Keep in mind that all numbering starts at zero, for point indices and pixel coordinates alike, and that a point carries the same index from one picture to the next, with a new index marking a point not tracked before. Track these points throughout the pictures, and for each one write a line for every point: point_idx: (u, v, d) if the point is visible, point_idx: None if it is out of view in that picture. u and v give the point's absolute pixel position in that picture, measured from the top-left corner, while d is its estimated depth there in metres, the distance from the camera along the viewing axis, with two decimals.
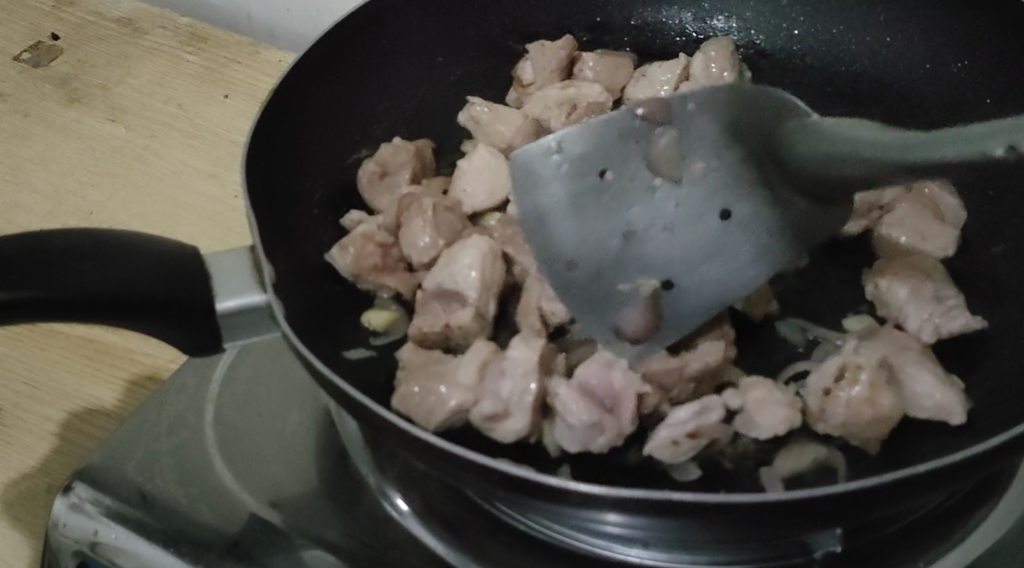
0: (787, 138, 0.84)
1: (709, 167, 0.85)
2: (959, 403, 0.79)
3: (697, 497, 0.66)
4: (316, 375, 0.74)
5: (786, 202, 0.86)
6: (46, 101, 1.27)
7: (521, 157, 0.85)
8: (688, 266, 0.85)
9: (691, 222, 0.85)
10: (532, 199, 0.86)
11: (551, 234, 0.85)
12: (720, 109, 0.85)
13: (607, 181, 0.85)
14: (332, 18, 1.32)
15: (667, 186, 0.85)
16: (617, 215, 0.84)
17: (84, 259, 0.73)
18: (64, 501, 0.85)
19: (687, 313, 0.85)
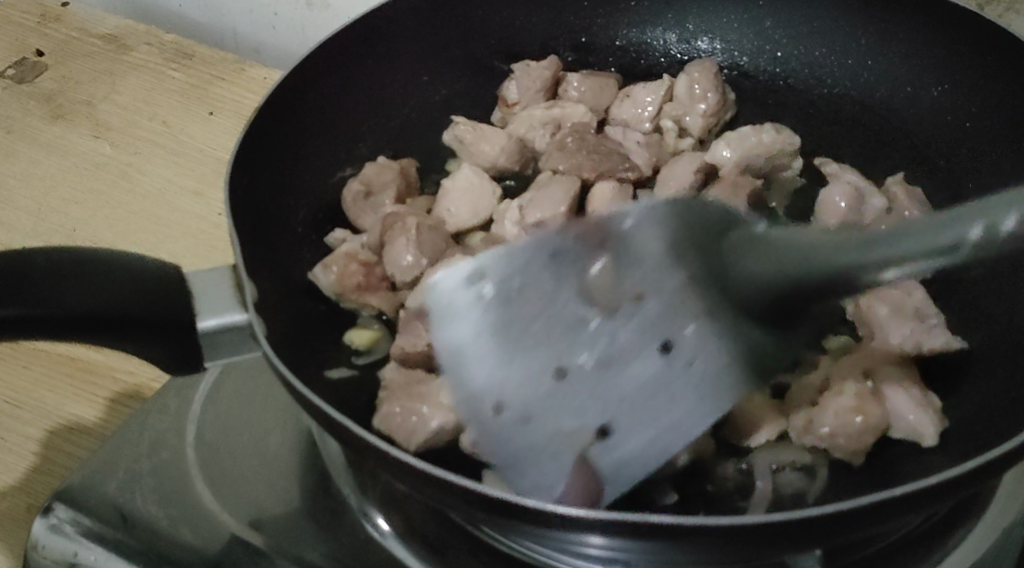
0: (731, 252, 0.79)
1: (648, 292, 0.79)
2: (928, 418, 0.79)
3: (673, 518, 0.66)
4: (297, 396, 0.74)
5: (737, 328, 0.78)
6: (30, 117, 1.27)
7: (439, 285, 0.83)
8: (638, 415, 0.77)
9: (631, 352, 0.78)
10: (453, 332, 0.82)
11: (467, 375, 0.80)
12: (665, 225, 0.81)
13: (526, 298, 0.80)
14: (317, 37, 1.32)
15: (602, 318, 0.78)
16: (545, 348, 0.78)
17: (65, 276, 0.73)
18: (43, 521, 0.85)
19: (634, 455, 0.76)
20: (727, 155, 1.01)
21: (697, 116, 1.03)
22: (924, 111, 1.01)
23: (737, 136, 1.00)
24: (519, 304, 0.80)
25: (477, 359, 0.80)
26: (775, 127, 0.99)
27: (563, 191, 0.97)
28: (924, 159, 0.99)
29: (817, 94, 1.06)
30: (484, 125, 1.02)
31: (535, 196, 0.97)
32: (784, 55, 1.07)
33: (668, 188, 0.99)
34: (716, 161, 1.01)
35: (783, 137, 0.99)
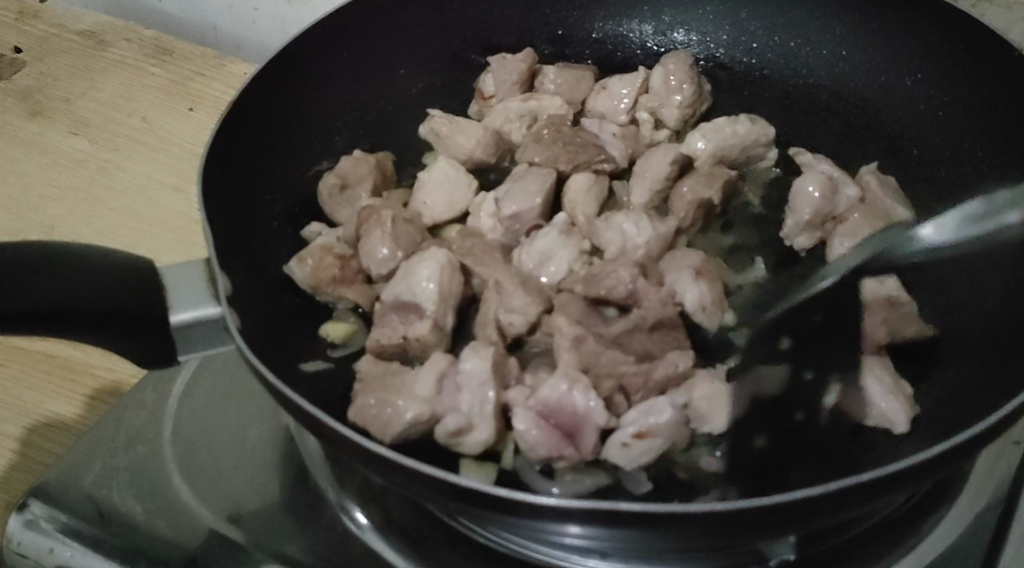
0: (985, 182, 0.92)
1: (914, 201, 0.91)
2: (898, 405, 0.81)
3: (645, 506, 0.67)
4: (271, 389, 0.74)
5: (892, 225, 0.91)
6: (8, 114, 1.27)
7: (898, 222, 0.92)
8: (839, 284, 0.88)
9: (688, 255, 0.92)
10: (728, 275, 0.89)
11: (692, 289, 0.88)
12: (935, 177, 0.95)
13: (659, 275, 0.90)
14: (296, 32, 1.32)
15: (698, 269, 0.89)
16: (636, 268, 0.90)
17: (37, 270, 0.72)
18: (19, 518, 0.85)
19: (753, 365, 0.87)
20: (703, 146, 1.00)
21: (673, 108, 1.04)
22: (898, 99, 1.01)
23: (713, 127, 0.99)
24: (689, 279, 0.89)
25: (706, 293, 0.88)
26: (751, 118, 0.99)
27: (540, 183, 0.97)
28: (897, 149, 1.00)
29: (794, 85, 1.06)
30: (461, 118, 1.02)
31: (510, 189, 0.97)
32: (760, 47, 1.08)
33: (644, 179, 0.99)
34: (692, 152, 1.00)
35: (758, 128, 0.99)
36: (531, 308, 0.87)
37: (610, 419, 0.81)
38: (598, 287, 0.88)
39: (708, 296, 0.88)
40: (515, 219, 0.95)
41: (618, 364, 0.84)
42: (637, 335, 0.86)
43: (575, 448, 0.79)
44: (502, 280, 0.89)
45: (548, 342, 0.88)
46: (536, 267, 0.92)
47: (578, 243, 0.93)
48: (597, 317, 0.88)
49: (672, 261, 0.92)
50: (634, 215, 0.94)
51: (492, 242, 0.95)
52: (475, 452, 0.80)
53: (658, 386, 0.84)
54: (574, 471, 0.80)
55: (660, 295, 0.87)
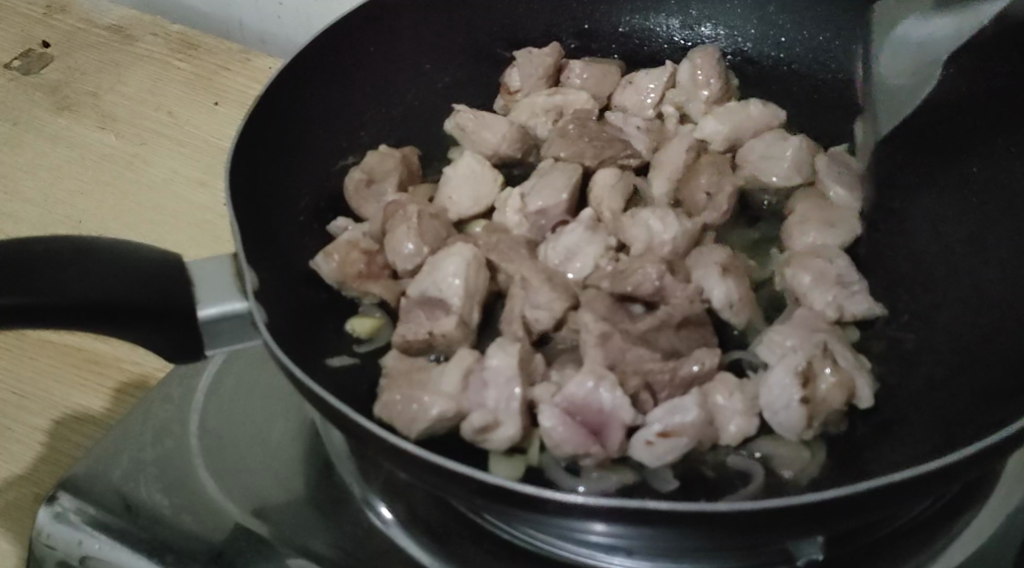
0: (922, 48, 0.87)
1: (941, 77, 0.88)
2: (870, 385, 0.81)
3: (672, 505, 0.66)
4: (297, 384, 0.74)
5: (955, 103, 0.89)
6: (37, 109, 1.27)
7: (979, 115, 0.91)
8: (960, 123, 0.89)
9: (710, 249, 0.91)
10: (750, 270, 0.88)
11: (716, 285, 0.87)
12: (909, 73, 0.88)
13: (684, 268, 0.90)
14: (320, 27, 1.32)
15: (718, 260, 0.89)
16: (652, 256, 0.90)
17: (65, 264, 0.73)
18: (48, 510, 0.85)
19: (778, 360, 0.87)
20: (717, 130, 1.01)
21: (699, 103, 1.03)
22: None
23: (726, 111, 1.01)
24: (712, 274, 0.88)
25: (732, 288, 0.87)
26: (763, 102, 1.02)
27: (566, 178, 0.96)
28: None
29: (823, 78, 1.06)
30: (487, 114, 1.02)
31: (536, 183, 0.96)
32: (789, 40, 1.07)
33: (668, 172, 0.98)
34: (706, 137, 1.01)
35: (769, 113, 1.01)
36: (557, 304, 0.87)
37: (636, 416, 0.80)
38: (625, 283, 0.88)
39: (736, 294, 0.87)
40: (541, 214, 0.95)
41: (644, 361, 0.83)
42: (663, 333, 0.85)
43: (601, 445, 0.78)
44: (528, 275, 0.89)
45: (574, 339, 0.88)
46: (562, 263, 0.92)
47: (604, 239, 0.93)
48: (623, 314, 0.88)
49: (698, 257, 0.91)
50: (660, 212, 0.93)
51: (518, 237, 0.95)
52: (501, 448, 0.80)
53: (686, 383, 0.83)
54: (599, 468, 0.80)
55: (688, 292, 0.87)
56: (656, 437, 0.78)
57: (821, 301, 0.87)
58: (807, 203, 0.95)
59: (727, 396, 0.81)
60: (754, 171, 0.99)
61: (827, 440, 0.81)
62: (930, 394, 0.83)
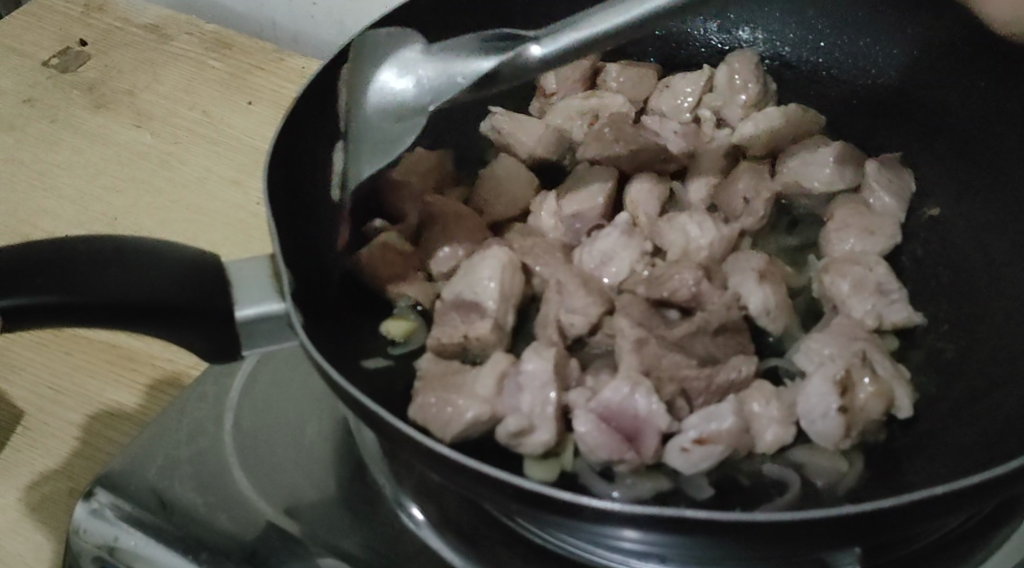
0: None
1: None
2: (906, 394, 0.81)
3: (708, 513, 0.66)
4: (333, 385, 0.74)
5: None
6: (74, 107, 1.28)
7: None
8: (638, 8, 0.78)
9: (748, 254, 0.91)
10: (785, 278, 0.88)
11: (756, 292, 0.86)
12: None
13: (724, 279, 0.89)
14: (355, 28, 1.32)
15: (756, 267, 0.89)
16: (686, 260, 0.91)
17: (107, 264, 0.74)
18: (85, 506, 0.85)
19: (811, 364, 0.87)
20: (755, 132, 1.00)
21: (737, 107, 1.02)
22: (972, 103, 0.99)
23: (765, 115, 1.00)
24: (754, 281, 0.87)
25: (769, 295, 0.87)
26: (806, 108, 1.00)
27: (602, 183, 0.97)
28: (968, 154, 0.97)
29: (861, 84, 1.05)
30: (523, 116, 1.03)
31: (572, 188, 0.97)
32: (828, 45, 1.06)
33: (700, 176, 0.99)
34: (743, 140, 1.00)
35: (811, 119, 1.00)
36: (592, 309, 0.87)
37: (672, 423, 0.80)
38: (661, 289, 0.88)
39: (774, 302, 0.87)
40: (576, 219, 0.96)
41: (679, 367, 0.83)
42: (699, 339, 0.85)
43: (636, 451, 0.78)
44: (564, 279, 0.89)
45: (609, 344, 0.88)
46: (599, 267, 0.92)
47: (640, 244, 0.93)
48: (659, 319, 0.87)
49: (735, 262, 0.91)
50: (697, 217, 0.93)
51: (553, 241, 0.94)
52: (535, 453, 0.79)
53: (721, 390, 0.83)
54: (634, 474, 0.79)
55: (725, 299, 0.87)
56: (692, 444, 0.78)
57: (860, 310, 0.86)
58: (845, 210, 0.95)
59: (763, 404, 0.81)
60: (793, 176, 0.98)
61: (864, 448, 0.81)
62: (969, 406, 0.83)
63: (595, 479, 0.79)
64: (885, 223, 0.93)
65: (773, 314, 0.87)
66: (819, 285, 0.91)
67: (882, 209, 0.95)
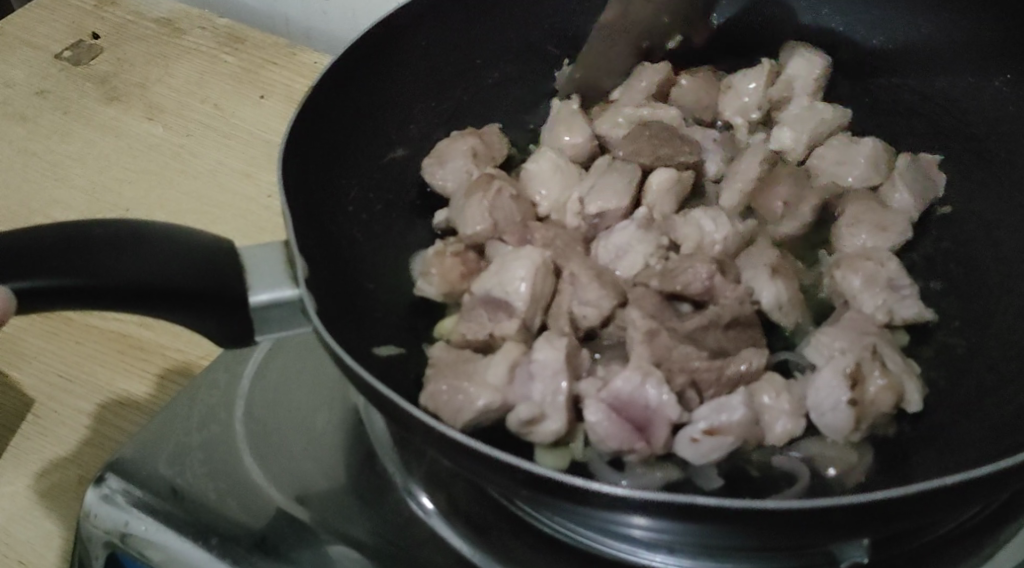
0: None
1: None
2: (915, 390, 0.81)
3: (720, 501, 0.66)
4: (346, 370, 0.74)
5: None
6: (86, 99, 1.29)
7: None
8: None
9: (761, 250, 0.92)
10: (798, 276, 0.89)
11: (765, 288, 0.87)
12: None
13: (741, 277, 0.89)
14: (366, 23, 1.32)
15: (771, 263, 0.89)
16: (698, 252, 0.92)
17: (123, 248, 0.74)
18: (96, 492, 0.86)
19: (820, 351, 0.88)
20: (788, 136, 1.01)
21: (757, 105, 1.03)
22: (983, 104, 1.00)
23: (795, 117, 1.02)
24: (765, 277, 0.87)
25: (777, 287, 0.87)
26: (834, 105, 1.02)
27: (624, 180, 0.97)
28: (980, 151, 0.99)
29: (873, 82, 1.05)
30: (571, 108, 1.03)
31: (592, 186, 0.97)
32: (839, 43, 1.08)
33: (734, 183, 0.98)
34: (781, 146, 1.01)
35: (840, 118, 1.01)
36: (605, 301, 0.88)
37: (682, 414, 0.80)
38: (673, 281, 0.88)
39: (786, 295, 0.87)
40: (598, 216, 0.96)
41: (690, 359, 0.83)
42: (711, 332, 0.85)
43: (646, 442, 0.78)
44: (577, 271, 0.89)
45: (620, 335, 0.88)
46: (613, 261, 0.93)
47: (655, 238, 0.93)
48: (671, 312, 0.88)
49: (749, 259, 0.91)
50: (711, 211, 0.93)
51: (567, 235, 0.95)
52: (546, 442, 0.80)
53: (731, 383, 0.83)
54: (643, 464, 0.80)
55: (739, 292, 0.87)
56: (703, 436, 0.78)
57: (872, 305, 0.87)
58: (861, 205, 0.95)
59: (774, 396, 0.81)
60: (829, 178, 1.00)
61: (873, 441, 0.81)
62: (980, 401, 0.83)
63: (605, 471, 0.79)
64: (898, 218, 0.94)
65: (785, 307, 0.87)
66: (831, 280, 0.91)
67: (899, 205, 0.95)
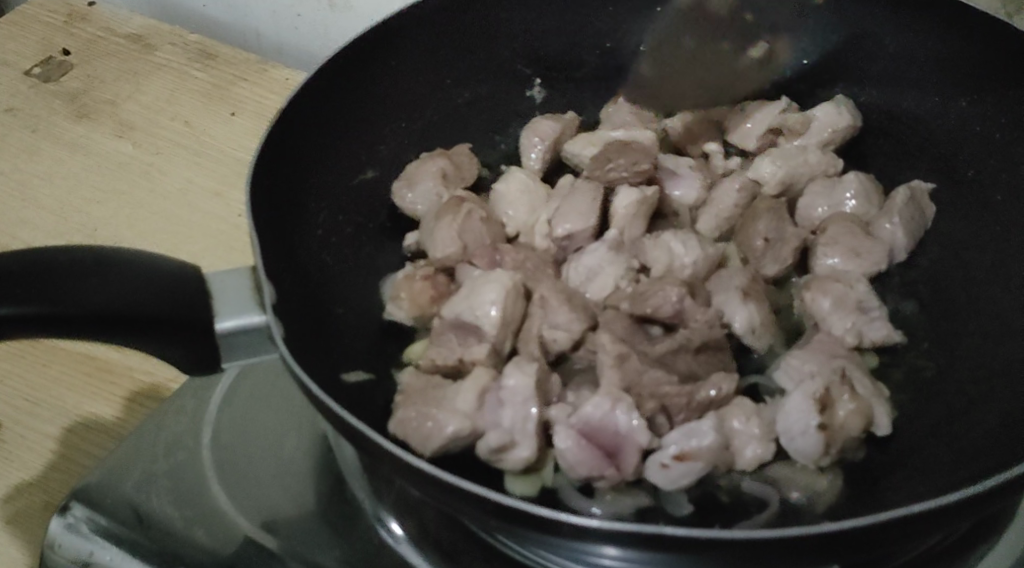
0: None
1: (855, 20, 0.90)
2: (883, 410, 0.81)
3: (686, 531, 0.66)
4: (312, 398, 0.74)
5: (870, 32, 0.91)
6: (55, 116, 1.28)
7: None
8: None
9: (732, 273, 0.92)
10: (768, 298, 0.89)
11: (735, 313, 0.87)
12: None
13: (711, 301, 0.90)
14: (338, 39, 1.32)
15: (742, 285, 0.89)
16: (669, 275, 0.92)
17: (86, 275, 0.73)
18: (61, 521, 0.85)
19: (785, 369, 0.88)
20: (772, 171, 1.00)
21: (744, 135, 1.04)
22: (952, 121, 0.99)
23: (783, 153, 1.00)
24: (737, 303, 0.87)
25: (743, 310, 0.87)
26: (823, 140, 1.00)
27: (589, 201, 0.96)
28: (950, 171, 0.98)
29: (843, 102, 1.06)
30: (563, 132, 1.02)
31: (558, 208, 0.96)
32: None
33: (713, 206, 0.99)
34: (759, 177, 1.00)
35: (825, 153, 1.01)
36: (575, 325, 0.87)
37: (651, 439, 0.80)
38: (644, 305, 0.87)
39: (757, 319, 0.87)
40: (567, 238, 0.95)
41: (661, 385, 0.83)
42: (681, 355, 0.85)
43: (616, 468, 0.78)
44: (547, 294, 0.89)
45: (591, 359, 0.88)
46: (584, 282, 0.92)
47: (626, 260, 0.93)
48: (642, 336, 0.88)
49: (719, 283, 0.91)
50: (681, 235, 0.93)
51: (538, 259, 0.95)
52: (516, 468, 0.80)
53: (701, 408, 0.83)
54: (613, 489, 0.79)
55: (707, 317, 0.87)
56: (673, 461, 0.78)
57: (842, 328, 0.87)
58: (840, 226, 0.96)
59: (743, 421, 0.81)
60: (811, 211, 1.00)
61: (843, 466, 0.81)
62: (949, 424, 0.83)
63: (575, 498, 0.79)
64: (874, 247, 0.94)
65: (756, 330, 0.88)
66: (800, 302, 0.92)
67: (877, 232, 0.95)
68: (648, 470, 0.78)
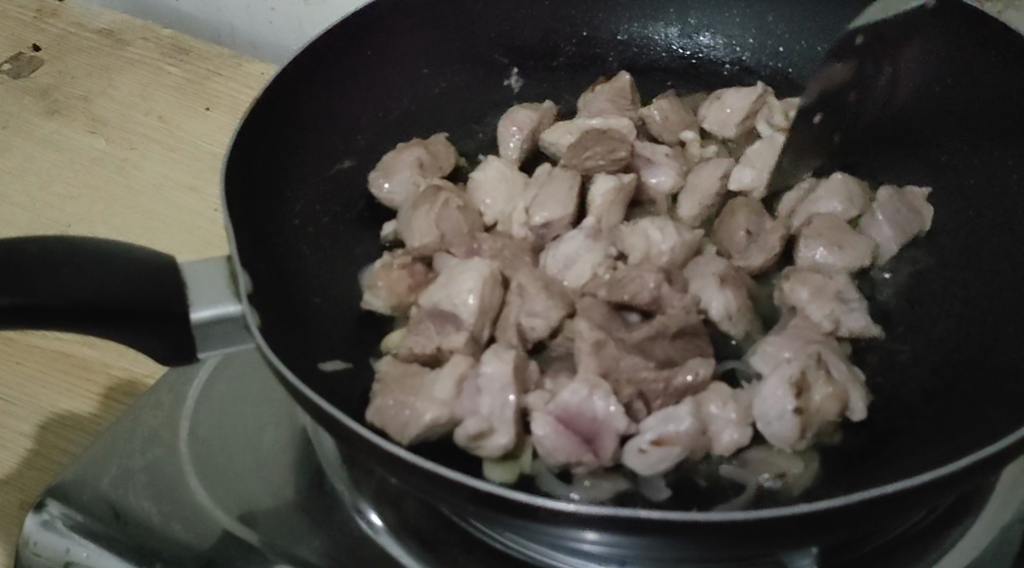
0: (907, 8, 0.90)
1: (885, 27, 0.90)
2: (858, 397, 0.81)
3: (666, 514, 0.66)
4: (289, 387, 0.73)
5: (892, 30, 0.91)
6: (26, 112, 1.26)
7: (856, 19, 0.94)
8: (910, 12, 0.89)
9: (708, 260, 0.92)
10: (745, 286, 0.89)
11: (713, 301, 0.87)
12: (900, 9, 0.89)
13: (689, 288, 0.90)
14: (312, 33, 1.31)
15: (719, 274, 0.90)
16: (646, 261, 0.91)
17: (58, 265, 0.72)
18: (36, 518, 0.84)
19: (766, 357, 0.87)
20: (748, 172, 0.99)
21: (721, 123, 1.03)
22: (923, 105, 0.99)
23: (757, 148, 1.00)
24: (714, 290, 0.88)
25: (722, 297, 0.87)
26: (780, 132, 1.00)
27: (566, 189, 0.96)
28: (923, 155, 0.98)
29: None
30: (541, 121, 1.02)
31: (536, 196, 0.96)
32: (786, 51, 1.08)
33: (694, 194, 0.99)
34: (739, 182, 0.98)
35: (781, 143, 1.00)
36: (553, 312, 0.87)
37: (630, 424, 0.80)
38: (621, 292, 0.87)
39: (734, 305, 0.88)
40: (545, 226, 0.95)
41: (638, 370, 0.83)
42: (658, 341, 0.85)
43: (595, 453, 0.78)
44: (524, 283, 0.89)
45: (568, 346, 0.88)
46: (562, 270, 0.92)
47: (603, 248, 0.93)
48: (620, 323, 0.88)
49: (695, 269, 0.92)
50: (659, 222, 0.93)
51: (516, 247, 0.94)
52: (494, 456, 0.79)
53: (678, 394, 0.83)
54: (592, 475, 0.79)
55: (685, 302, 0.87)
56: (651, 447, 0.78)
57: (820, 314, 0.87)
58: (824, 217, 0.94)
59: (721, 405, 0.81)
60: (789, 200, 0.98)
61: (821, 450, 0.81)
62: (925, 407, 0.83)
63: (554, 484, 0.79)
64: (858, 243, 0.94)
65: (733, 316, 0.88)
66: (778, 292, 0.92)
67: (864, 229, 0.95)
68: (629, 457, 0.78)
